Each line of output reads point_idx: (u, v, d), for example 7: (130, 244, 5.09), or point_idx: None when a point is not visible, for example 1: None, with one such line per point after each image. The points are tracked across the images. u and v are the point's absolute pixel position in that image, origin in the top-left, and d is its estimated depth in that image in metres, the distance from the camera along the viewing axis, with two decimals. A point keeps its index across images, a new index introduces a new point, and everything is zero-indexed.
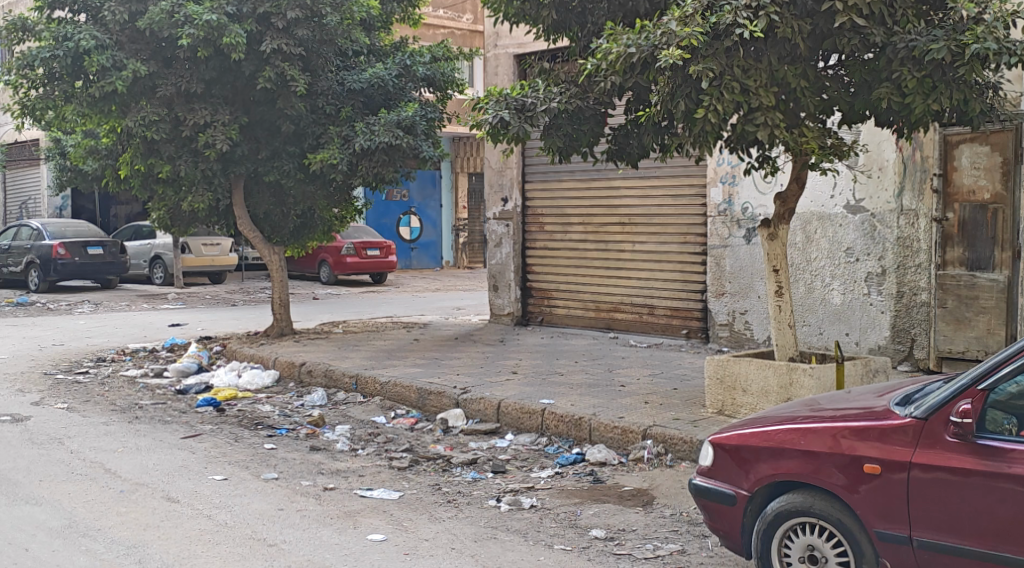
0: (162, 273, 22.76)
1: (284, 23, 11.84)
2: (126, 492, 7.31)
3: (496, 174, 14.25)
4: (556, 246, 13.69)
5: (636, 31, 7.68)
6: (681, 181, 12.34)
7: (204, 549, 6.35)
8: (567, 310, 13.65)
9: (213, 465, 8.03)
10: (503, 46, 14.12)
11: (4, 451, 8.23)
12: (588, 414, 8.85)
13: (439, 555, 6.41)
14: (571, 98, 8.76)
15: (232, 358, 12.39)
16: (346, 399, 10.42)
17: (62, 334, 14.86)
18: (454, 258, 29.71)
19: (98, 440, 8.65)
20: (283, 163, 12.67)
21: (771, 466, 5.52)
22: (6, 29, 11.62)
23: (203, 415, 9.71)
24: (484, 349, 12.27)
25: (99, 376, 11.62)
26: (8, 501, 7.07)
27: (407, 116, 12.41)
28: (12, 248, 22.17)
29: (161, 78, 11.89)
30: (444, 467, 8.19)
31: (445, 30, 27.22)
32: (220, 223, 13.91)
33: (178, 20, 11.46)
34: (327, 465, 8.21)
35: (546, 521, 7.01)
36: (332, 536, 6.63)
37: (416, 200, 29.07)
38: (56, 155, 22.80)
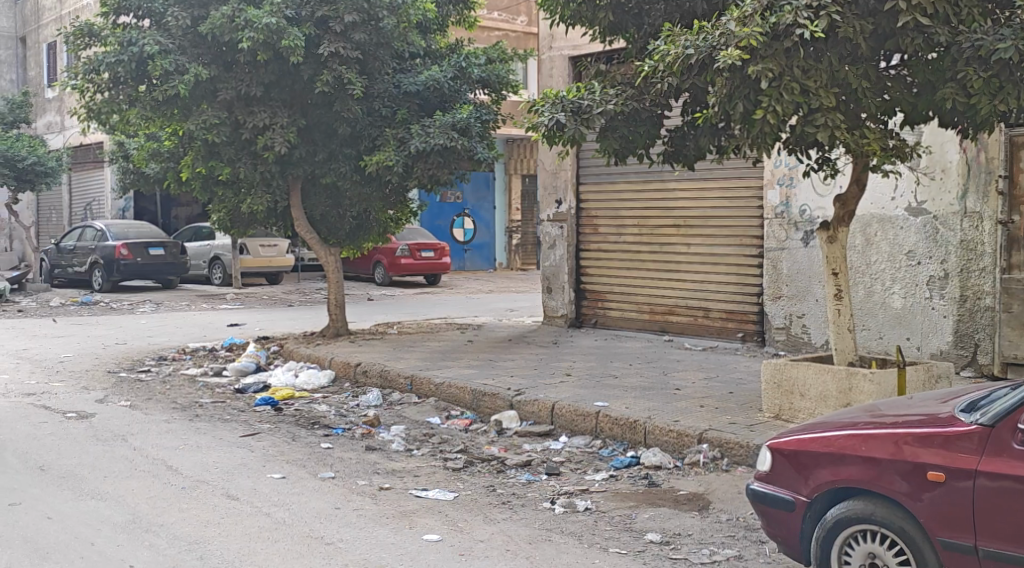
0: (222, 274, 23.02)
1: (342, 26, 11.94)
2: (186, 489, 7.41)
3: (550, 176, 14.24)
4: (610, 249, 13.65)
5: (694, 32, 7.68)
6: (737, 183, 12.25)
7: (263, 547, 6.42)
8: (621, 313, 13.60)
9: (270, 464, 8.11)
10: (559, 48, 14.12)
11: (69, 447, 8.38)
12: (643, 418, 8.82)
13: (494, 556, 6.42)
14: (627, 98, 8.71)
15: (289, 358, 12.50)
16: (401, 400, 10.46)
17: (124, 333, 15.09)
18: (507, 259, 29.73)
19: (160, 438, 8.78)
20: (340, 165, 12.75)
21: (831, 472, 5.46)
22: (73, 35, 11.96)
23: (261, 415, 9.82)
24: (539, 350, 12.28)
25: (161, 374, 11.79)
26: (74, 496, 7.20)
27: (462, 118, 12.47)
28: (76, 249, 22.55)
29: (222, 82, 12.04)
30: (498, 468, 8.20)
31: (500, 32, 27.30)
32: (278, 224, 14.05)
33: (239, 25, 11.54)
34: (383, 465, 8.26)
35: (601, 524, 7.00)
36: (387, 536, 6.66)
37: (471, 201, 29.18)
38: (120, 157, 23.19)
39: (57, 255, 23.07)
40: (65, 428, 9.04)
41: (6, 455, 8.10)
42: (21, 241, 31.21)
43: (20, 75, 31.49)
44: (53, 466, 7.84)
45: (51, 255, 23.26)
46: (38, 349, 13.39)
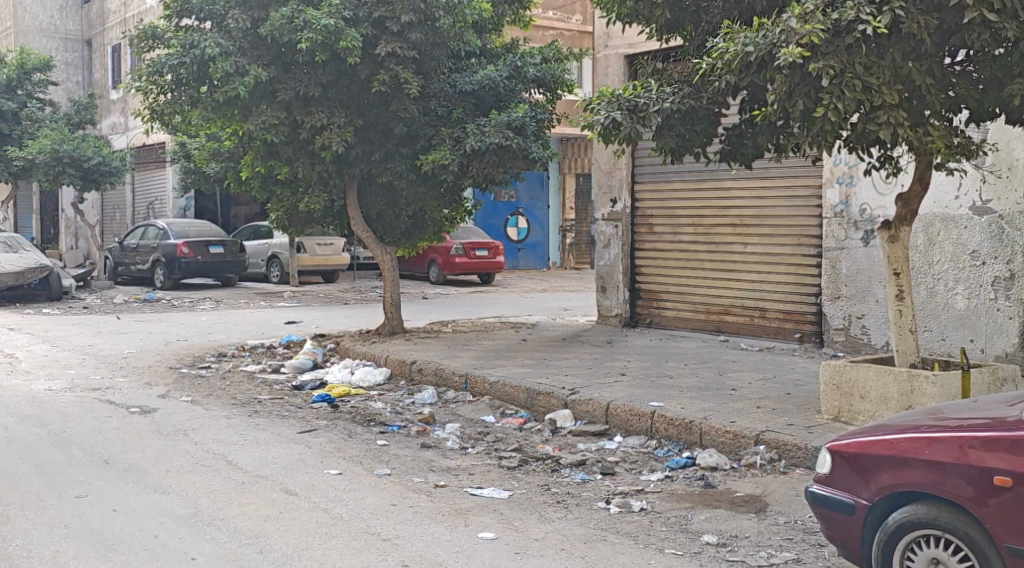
0: (279, 272, 23.24)
1: (398, 27, 11.97)
2: (246, 484, 7.48)
3: (605, 175, 14.18)
4: (666, 248, 13.58)
5: (753, 29, 7.60)
6: (796, 182, 12.13)
7: (321, 542, 6.47)
8: (676, 312, 13.52)
9: (328, 460, 8.17)
10: (614, 47, 14.06)
11: (132, 441, 8.50)
12: (699, 419, 8.76)
13: (549, 555, 6.41)
14: (684, 97, 8.64)
15: (345, 356, 12.59)
16: (456, 398, 10.48)
17: (185, 330, 15.29)
18: (561, 259, 29.70)
19: (220, 433, 8.88)
20: (395, 165, 12.82)
21: (893, 476, 5.39)
22: (137, 38, 12.18)
23: (318, 411, 9.90)
24: (593, 349, 12.26)
25: (221, 371, 11.94)
26: (138, 489, 7.30)
27: (518, 117, 12.45)
28: (139, 247, 22.89)
29: (281, 82, 12.15)
30: (553, 467, 8.19)
31: (555, 31, 27.26)
32: (335, 223, 14.17)
33: (298, 26, 11.64)
34: (438, 462, 8.29)
35: (657, 525, 6.96)
36: (443, 533, 6.68)
37: (524, 200, 29.19)
38: (181, 157, 23.48)
39: (120, 253, 23.43)
40: (129, 422, 9.18)
41: (71, 448, 8.24)
42: (86, 240, 31.81)
43: (86, 77, 32.09)
44: (117, 460, 7.97)
45: (115, 253, 23.63)
46: (102, 345, 13.61)
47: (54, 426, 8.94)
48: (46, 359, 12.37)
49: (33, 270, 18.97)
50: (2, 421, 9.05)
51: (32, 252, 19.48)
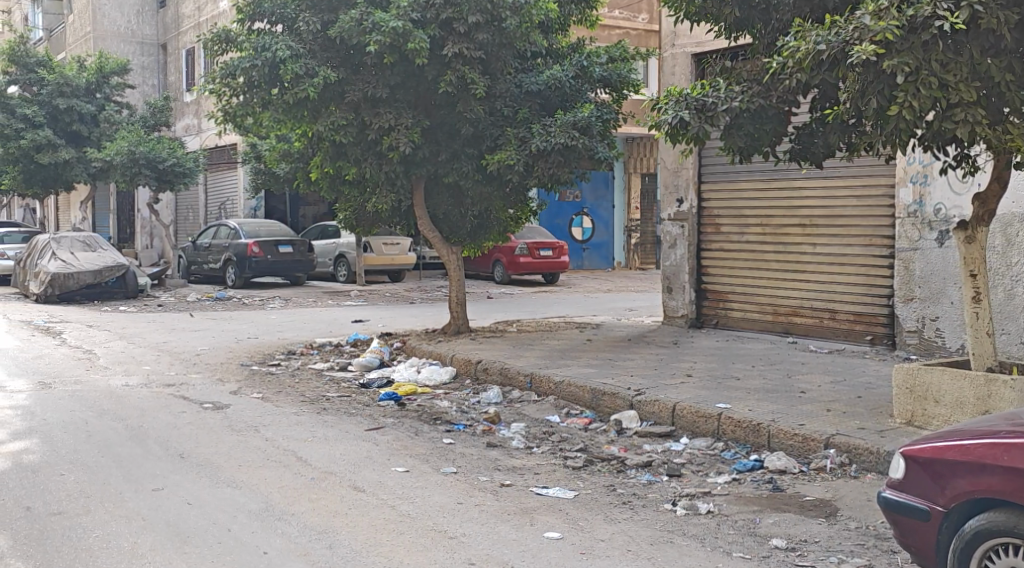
0: (346, 271, 23.45)
1: (465, 27, 11.98)
2: (315, 480, 7.54)
3: (671, 174, 14.06)
4: (733, 248, 13.44)
5: (825, 27, 7.49)
6: (867, 182, 11.96)
7: (389, 538, 6.51)
8: (743, 313, 13.38)
9: (395, 457, 8.22)
10: (681, 46, 13.95)
11: (206, 437, 8.62)
12: (767, 421, 8.66)
13: (615, 556, 6.38)
14: (753, 96, 8.53)
15: (411, 354, 12.66)
16: (521, 398, 10.48)
17: (256, 328, 15.48)
18: (626, 258, 29.58)
19: (289, 429, 8.97)
20: (462, 165, 12.85)
21: (970, 482, 5.29)
22: (211, 41, 12.37)
23: (385, 409, 9.98)
24: (659, 350, 12.18)
25: (290, 368, 12.09)
26: (211, 483, 7.40)
27: (584, 117, 12.41)
28: (211, 246, 23.23)
29: (350, 84, 12.25)
30: (619, 468, 8.15)
31: (621, 30, 27.17)
32: (402, 223, 14.26)
33: (366, 28, 11.73)
34: (504, 461, 8.29)
35: (725, 528, 6.90)
36: (510, 532, 6.68)
37: (590, 200, 29.15)
38: (252, 158, 23.78)
39: (193, 252, 23.80)
40: (202, 417, 9.32)
41: (148, 442, 8.38)
42: (160, 239, 32.32)
43: (161, 81, 32.63)
44: (191, 454, 8.09)
45: (188, 252, 24.03)
46: (176, 342, 13.83)
47: (131, 420, 9.11)
48: (122, 355, 12.61)
49: (110, 268, 19.35)
50: (81, 415, 9.25)
51: (109, 250, 19.88)
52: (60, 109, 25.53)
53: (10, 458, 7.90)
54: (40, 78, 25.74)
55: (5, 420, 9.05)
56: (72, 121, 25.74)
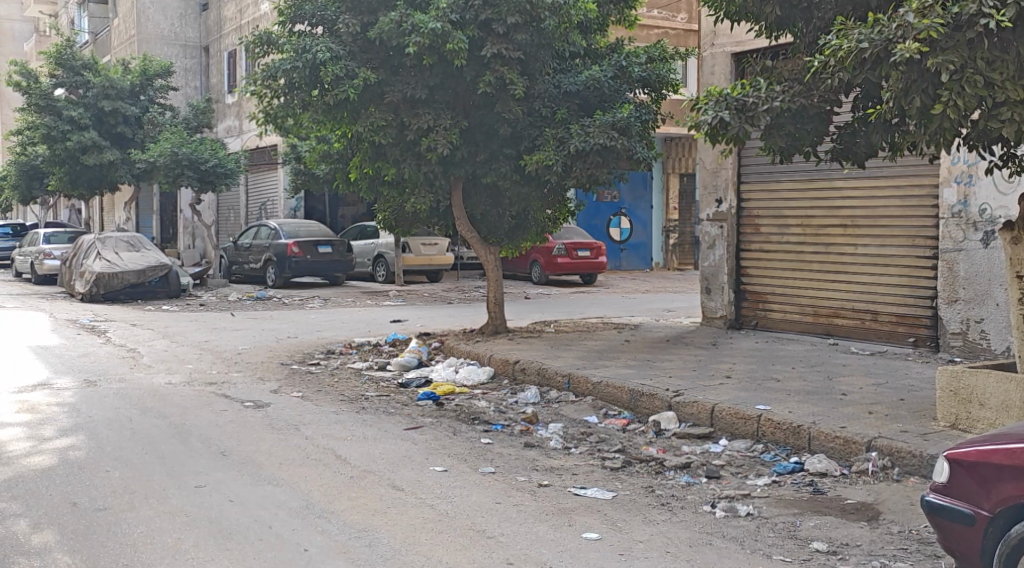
0: (385, 271, 23.53)
1: (505, 28, 11.99)
2: (355, 479, 7.56)
3: (710, 175, 13.97)
4: (773, 249, 13.34)
5: (868, 25, 7.42)
6: (911, 181, 11.83)
7: (428, 537, 6.51)
8: (783, 314, 13.27)
9: (433, 456, 8.23)
10: (721, 45, 13.87)
11: (247, 435, 8.68)
12: (807, 423, 8.59)
13: (654, 558, 6.35)
14: (795, 95, 8.46)
15: (449, 354, 12.67)
16: (559, 398, 10.46)
17: (296, 327, 15.56)
18: (664, 259, 29.47)
19: (329, 428, 9.01)
20: (500, 165, 12.85)
21: (1017, 486, 5.22)
22: (253, 43, 12.45)
23: (424, 408, 10.00)
24: (698, 351, 12.12)
25: (330, 367, 12.14)
26: (252, 480, 7.45)
27: (623, 118, 12.37)
28: (251, 246, 23.39)
29: (389, 85, 12.30)
30: (657, 469, 8.11)
31: (660, 30, 27.06)
32: (441, 223, 14.28)
33: (406, 29, 11.76)
34: (542, 461, 8.28)
35: (764, 530, 6.84)
36: (548, 532, 6.66)
37: (628, 200, 29.08)
38: (292, 159, 23.91)
39: (234, 252, 23.98)
40: (244, 415, 9.38)
41: (190, 440, 8.45)
42: (202, 239, 32.56)
43: (203, 83, 32.90)
44: (233, 451, 8.15)
45: (229, 252, 24.22)
46: (218, 341, 13.94)
47: (174, 418, 9.19)
48: (165, 354, 12.73)
49: (154, 269, 19.51)
50: (126, 412, 9.34)
51: (153, 250, 20.06)
52: (104, 111, 25.83)
53: (56, 454, 7.99)
54: (86, 80, 26.05)
55: (52, 416, 9.16)
56: (117, 122, 26.04)
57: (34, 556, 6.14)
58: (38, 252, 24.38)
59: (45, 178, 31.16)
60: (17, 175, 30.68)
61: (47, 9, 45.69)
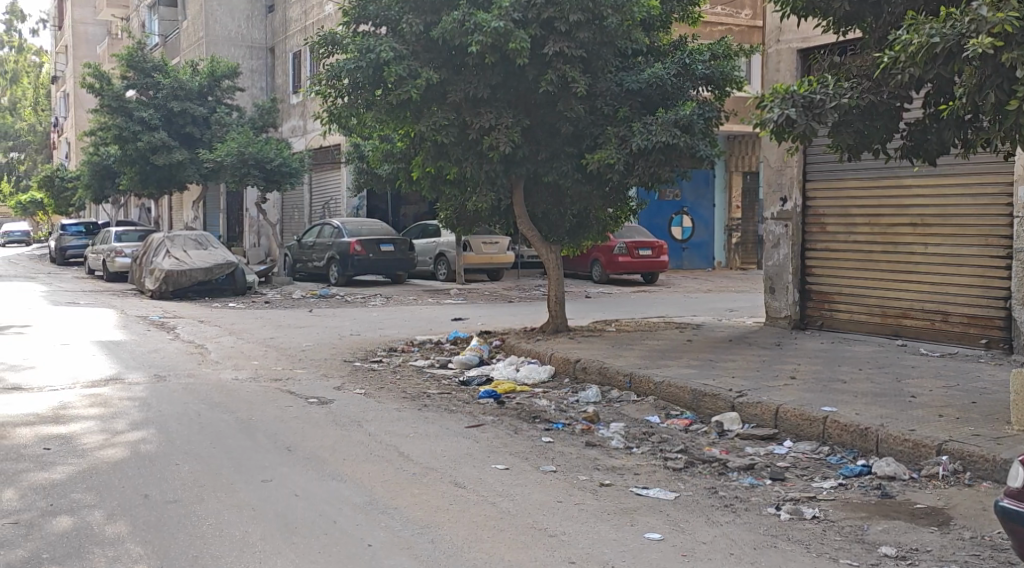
0: (446, 270, 23.58)
1: (566, 26, 11.94)
2: (417, 475, 7.57)
3: (775, 173, 13.80)
4: (839, 248, 13.12)
5: (939, 19, 7.24)
6: (983, 179, 11.59)
7: (489, 535, 6.49)
8: (849, 315, 13.05)
9: (494, 454, 8.21)
10: (787, 41, 13.68)
11: (311, 430, 8.74)
12: (875, 425, 8.43)
13: (718, 560, 6.27)
14: (864, 91, 8.37)
15: (510, 353, 12.65)
16: (620, 398, 10.37)
17: (359, 325, 15.64)
18: (727, 258, 29.18)
19: (392, 425, 9.03)
20: (562, 164, 12.81)
21: None
22: (318, 44, 12.54)
23: (485, 406, 9.98)
24: (762, 351, 11.97)
25: (392, 365, 12.17)
26: (318, 475, 7.48)
27: (685, 115, 12.19)
28: (315, 245, 23.57)
29: (451, 84, 12.31)
30: (720, 469, 8.02)
31: (723, 27, 26.83)
32: (502, 222, 14.26)
33: (468, 29, 11.74)
34: (603, 461, 8.22)
35: (831, 534, 6.72)
36: (610, 532, 6.60)
37: (689, 199, 28.92)
38: (355, 158, 24.07)
39: (298, 250, 24.18)
40: (308, 411, 9.45)
41: (257, 435, 8.52)
42: (267, 238, 32.87)
43: (269, 84, 33.23)
44: (299, 446, 8.20)
45: (293, 250, 24.43)
46: (283, 338, 14.05)
47: (241, 413, 9.28)
48: (232, 350, 12.86)
49: (221, 267, 19.75)
50: (194, 407, 9.45)
51: (220, 248, 20.28)
52: (173, 112, 26.23)
53: (128, 447, 8.10)
54: (156, 82, 26.53)
55: (123, 410, 9.30)
56: (186, 123, 26.42)
57: (108, 546, 6.22)
58: (110, 250, 24.82)
59: (116, 178, 31.70)
60: (89, 174, 31.25)
61: (119, 13, 46.35)
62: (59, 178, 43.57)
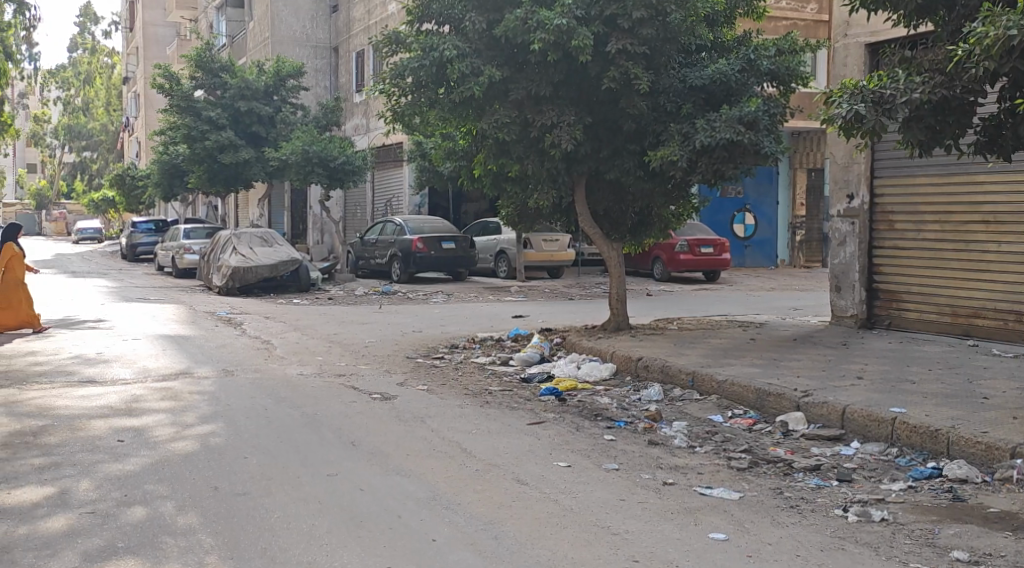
0: (507, 268, 23.60)
1: (630, 23, 11.87)
2: (480, 472, 7.57)
3: (841, 170, 13.60)
4: (908, 246, 12.90)
5: (1017, 11, 7.09)
6: None
7: (553, 532, 6.47)
8: (918, 314, 12.82)
9: (556, 452, 8.18)
10: (854, 35, 13.47)
11: (374, 426, 8.77)
12: (946, 427, 8.27)
13: (784, 561, 6.20)
14: (936, 86, 8.09)
15: (571, 350, 12.62)
16: (682, 397, 10.28)
17: (421, 321, 15.71)
18: (791, 257, 28.82)
19: (455, 421, 9.05)
20: (624, 161, 12.77)
21: None
22: (382, 42, 12.61)
23: (546, 403, 9.95)
24: (828, 350, 11.80)
25: (454, 361, 12.20)
26: (382, 470, 7.52)
27: (750, 112, 12.00)
28: (377, 242, 23.71)
29: (514, 82, 12.29)
30: (786, 470, 7.92)
31: (788, 22, 26.51)
32: (564, 219, 14.22)
33: (531, 26, 11.73)
34: (667, 460, 8.14)
35: (900, 537, 6.61)
36: (674, 532, 6.55)
37: (752, 196, 28.68)
38: (418, 156, 24.17)
39: (361, 247, 24.34)
40: (371, 407, 9.49)
41: (322, 429, 8.59)
42: (331, 235, 33.12)
43: (333, 82, 33.49)
44: (363, 441, 8.25)
45: (356, 248, 24.60)
46: (347, 334, 14.15)
47: (306, 408, 9.36)
48: (297, 345, 12.98)
49: (286, 263, 19.95)
50: (261, 401, 9.54)
51: (285, 245, 20.46)
52: (240, 111, 26.55)
53: (198, 440, 8.20)
54: (223, 82, 26.91)
55: (192, 404, 9.42)
56: (252, 122, 26.72)
57: (180, 537, 6.30)
58: (178, 247, 25.22)
59: (185, 176, 32.18)
60: (159, 173, 31.78)
61: (188, 15, 46.97)
62: (130, 176, 44.30)
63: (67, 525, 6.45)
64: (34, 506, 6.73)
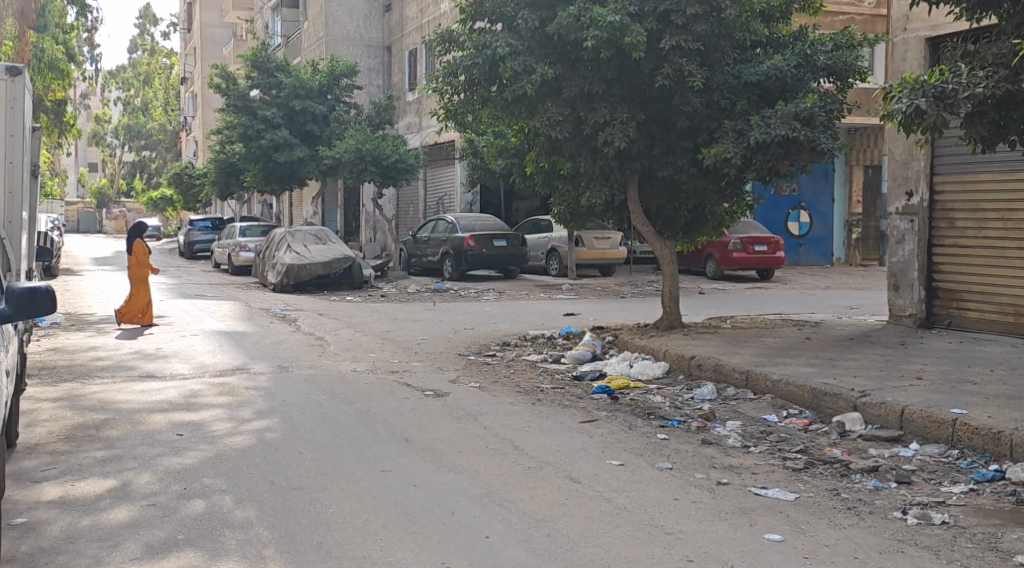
0: (559, 266, 23.54)
1: (683, 19, 11.82)
2: (532, 470, 7.53)
3: (900, 167, 13.41)
4: (969, 245, 12.67)
5: None
6: None
7: (607, 530, 6.42)
8: (980, 314, 12.58)
9: (609, 450, 8.12)
10: (914, 30, 13.27)
11: (427, 422, 8.77)
12: (1009, 428, 8.10)
13: (841, 563, 6.09)
14: (1000, 80, 7.95)
15: (623, 349, 12.55)
16: (736, 396, 10.17)
17: (473, 319, 15.71)
18: (847, 254, 28.49)
19: (507, 419, 9.02)
20: (676, 159, 12.65)
21: None
22: (435, 41, 12.62)
23: (598, 402, 9.90)
24: (885, 350, 11.62)
25: (505, 358, 12.18)
26: (434, 467, 7.51)
27: (806, 108, 11.83)
28: (429, 240, 23.75)
29: (567, 80, 12.24)
30: (843, 471, 7.80)
31: (845, 16, 26.18)
32: (616, 218, 14.14)
33: (584, 23, 11.67)
34: (721, 460, 8.05)
35: (962, 540, 6.47)
36: (729, 532, 6.47)
37: (807, 194, 28.35)
38: (470, 154, 24.19)
39: (413, 245, 24.41)
40: (424, 404, 9.50)
41: (375, 426, 8.60)
42: (383, 233, 33.24)
43: (386, 81, 33.62)
44: (416, 438, 8.24)
45: (408, 246, 24.67)
46: (400, 332, 14.19)
47: (359, 404, 9.38)
48: (350, 342, 13.03)
49: (340, 260, 20.05)
50: (315, 397, 9.58)
51: (338, 243, 20.55)
52: (295, 110, 26.75)
53: (254, 435, 8.24)
54: (278, 81, 27.12)
55: (249, 399, 9.48)
56: (307, 121, 26.86)
57: (238, 530, 6.33)
58: (234, 245, 25.46)
59: (241, 174, 32.48)
60: (216, 172, 32.13)
61: (243, 15, 47.40)
62: (188, 176, 44.85)
63: (128, 517, 6.51)
64: (97, 499, 6.80)
